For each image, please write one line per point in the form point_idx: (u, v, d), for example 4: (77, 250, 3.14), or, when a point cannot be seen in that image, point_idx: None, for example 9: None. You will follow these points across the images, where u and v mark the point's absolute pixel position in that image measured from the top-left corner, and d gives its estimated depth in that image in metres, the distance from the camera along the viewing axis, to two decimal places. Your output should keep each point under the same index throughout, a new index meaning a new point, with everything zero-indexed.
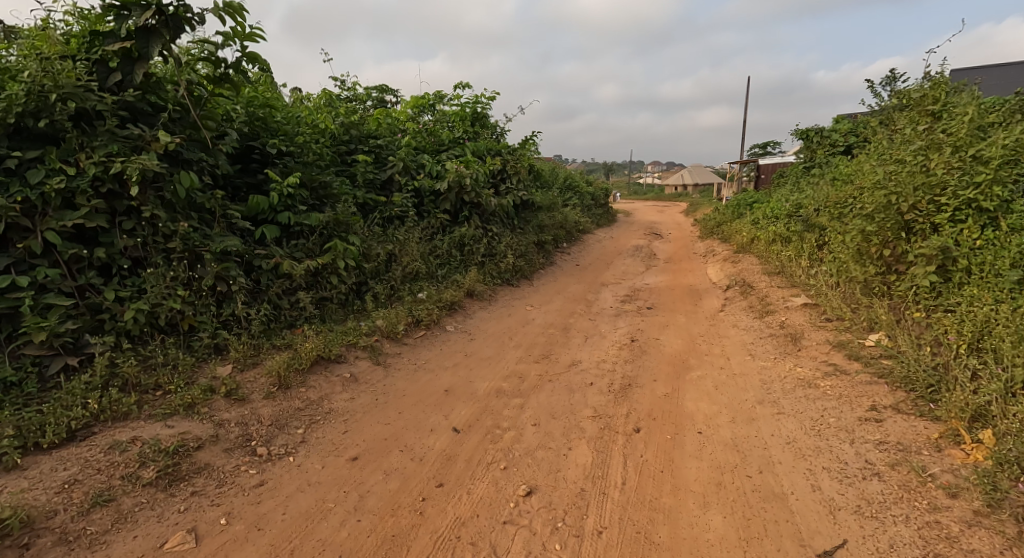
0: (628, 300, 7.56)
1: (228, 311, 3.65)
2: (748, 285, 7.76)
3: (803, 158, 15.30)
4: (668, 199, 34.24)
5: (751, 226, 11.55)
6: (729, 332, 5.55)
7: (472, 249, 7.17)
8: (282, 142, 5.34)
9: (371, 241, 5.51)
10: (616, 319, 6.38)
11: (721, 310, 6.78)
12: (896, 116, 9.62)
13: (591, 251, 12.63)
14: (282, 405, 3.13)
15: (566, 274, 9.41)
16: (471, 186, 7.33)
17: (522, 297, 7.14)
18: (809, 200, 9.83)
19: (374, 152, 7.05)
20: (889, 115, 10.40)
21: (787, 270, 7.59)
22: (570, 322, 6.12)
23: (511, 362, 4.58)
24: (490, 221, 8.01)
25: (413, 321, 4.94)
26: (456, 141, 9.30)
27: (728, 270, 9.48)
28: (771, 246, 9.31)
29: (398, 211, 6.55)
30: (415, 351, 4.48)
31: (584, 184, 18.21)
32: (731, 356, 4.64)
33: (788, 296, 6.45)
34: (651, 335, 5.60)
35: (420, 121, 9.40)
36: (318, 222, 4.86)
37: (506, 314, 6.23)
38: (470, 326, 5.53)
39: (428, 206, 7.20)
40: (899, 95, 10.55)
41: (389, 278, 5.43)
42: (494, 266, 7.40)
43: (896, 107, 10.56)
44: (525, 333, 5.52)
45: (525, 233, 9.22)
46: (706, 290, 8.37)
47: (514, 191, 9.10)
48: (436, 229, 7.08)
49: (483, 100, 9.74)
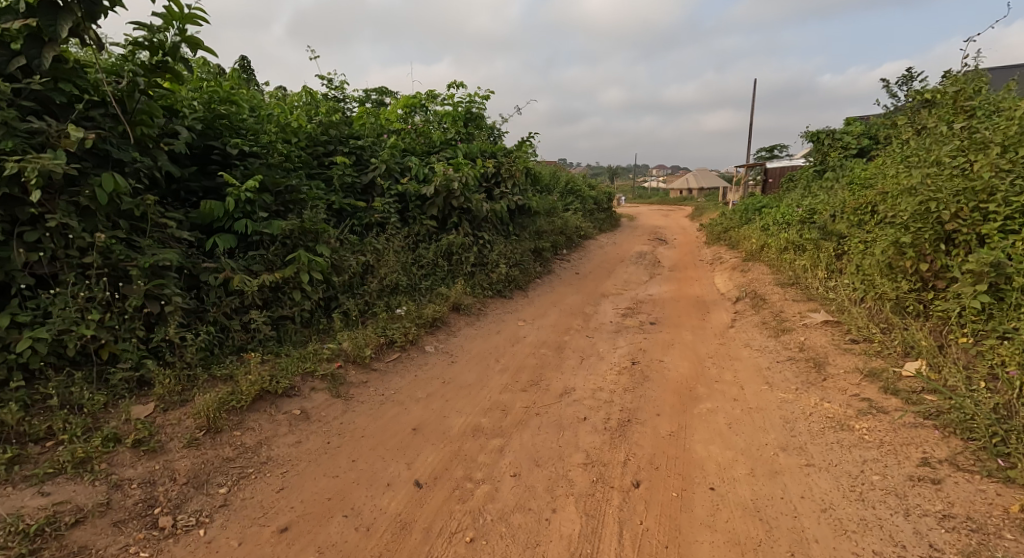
0: (629, 313, 7.02)
1: (159, 336, 3.12)
2: (760, 297, 7.19)
3: (813, 161, 14.71)
4: (673, 203, 33.65)
5: (761, 233, 10.98)
6: (742, 354, 4.99)
7: (460, 259, 6.64)
8: (247, 142, 4.85)
9: (345, 251, 4.99)
10: (617, 336, 5.84)
11: (731, 326, 6.22)
12: (917, 117, 9.05)
13: (591, 258, 12.08)
14: (207, 455, 2.61)
15: (565, 284, 8.88)
16: (459, 190, 6.81)
17: (515, 310, 6.61)
18: (823, 206, 9.24)
19: (356, 154, 6.55)
20: (908, 116, 9.83)
21: (803, 282, 7.02)
22: (566, 340, 5.57)
23: (495, 391, 4.04)
24: (482, 227, 7.49)
25: (387, 342, 4.41)
26: (448, 143, 8.79)
27: (737, 280, 8.91)
28: (783, 255, 8.73)
29: (379, 218, 6.04)
30: (386, 378, 3.95)
31: (586, 188, 17.68)
32: (745, 384, 4.08)
33: (805, 312, 5.89)
34: (655, 356, 5.05)
35: (411, 122, 8.92)
36: (280, 231, 4.34)
37: (495, 330, 5.69)
38: (454, 345, 4.99)
39: (414, 212, 6.68)
40: (918, 95, 9.97)
41: (364, 293, 4.90)
42: (484, 276, 6.87)
43: (915, 107, 9.98)
44: (514, 354, 4.98)
45: (521, 240, 8.69)
46: (714, 302, 7.80)
47: (509, 195, 8.57)
48: (422, 237, 6.56)
49: (477, 100, 9.24)
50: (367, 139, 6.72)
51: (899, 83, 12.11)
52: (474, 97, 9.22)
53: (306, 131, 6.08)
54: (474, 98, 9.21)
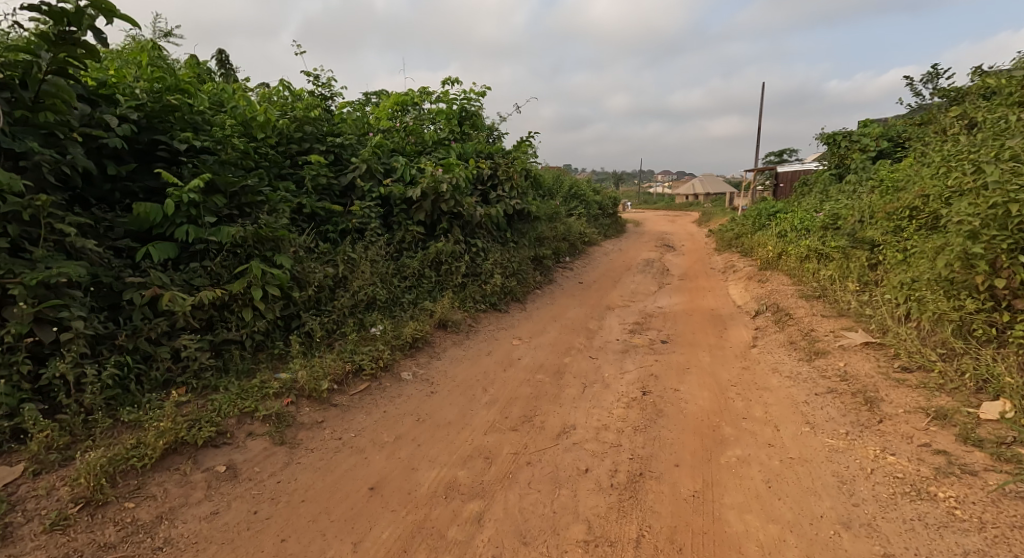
0: (637, 329, 6.33)
1: (46, 375, 2.46)
2: (783, 312, 6.49)
3: (829, 164, 14.02)
4: (680, 208, 33.00)
5: (777, 240, 10.27)
6: (771, 382, 4.30)
7: (450, 269, 6.00)
8: (199, 136, 4.22)
9: (312, 262, 4.35)
10: (624, 357, 5.16)
11: (753, 346, 5.53)
12: (949, 116, 8.43)
13: (596, 266, 11.38)
14: (77, 542, 2.00)
15: (567, 296, 8.20)
16: (449, 193, 6.18)
17: (510, 326, 5.95)
18: (848, 213, 8.53)
19: (334, 153, 5.92)
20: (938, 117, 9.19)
21: (830, 296, 6.32)
22: (566, 363, 4.89)
23: (480, 432, 3.38)
24: (476, 234, 6.85)
25: (354, 370, 3.75)
26: (440, 144, 8.17)
27: (754, 291, 8.21)
28: (805, 265, 8.03)
29: (358, 224, 5.41)
30: (348, 416, 3.29)
31: (590, 192, 17.01)
32: (780, 426, 3.40)
33: (838, 331, 5.21)
34: (669, 385, 4.37)
35: (401, 121, 8.30)
36: (229, 238, 3.69)
37: (486, 350, 5.03)
38: (437, 372, 4.32)
39: (399, 218, 6.04)
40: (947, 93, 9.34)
41: (332, 310, 4.26)
42: (477, 288, 6.24)
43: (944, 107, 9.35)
44: (506, 381, 4.32)
45: (519, 248, 8.02)
46: (731, 316, 7.12)
47: (506, 199, 7.93)
48: (407, 246, 5.93)
49: (473, 98, 8.62)
50: (349, 137, 6.10)
51: (922, 81, 11.42)
52: (469, 94, 8.61)
53: (277, 127, 5.46)
54: (469, 95, 8.60)
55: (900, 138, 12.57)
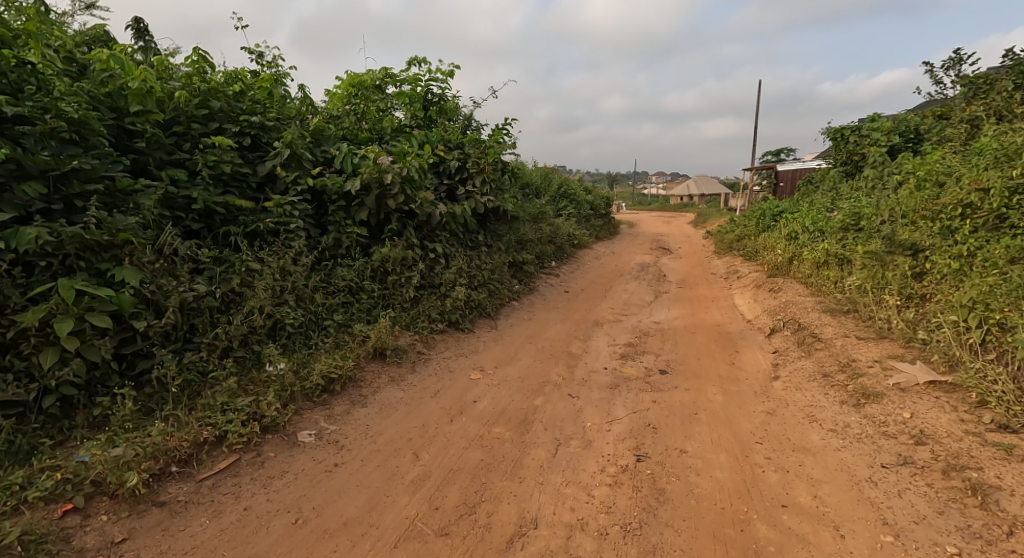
0: (630, 354, 5.20)
1: None
2: (807, 332, 5.38)
3: (835, 162, 13.01)
4: (675, 209, 32.00)
5: (785, 243, 9.16)
6: (811, 440, 3.16)
7: (398, 281, 4.89)
8: (20, 101, 3.03)
9: (187, 275, 3.18)
10: (612, 397, 4.01)
11: (774, 381, 4.41)
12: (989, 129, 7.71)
13: (584, 272, 10.24)
14: None
15: (549, 309, 7.05)
16: (399, 187, 5.04)
17: (471, 352, 4.82)
18: (872, 214, 7.45)
19: (252, 135, 4.72)
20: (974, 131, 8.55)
21: (866, 314, 5.25)
22: (536, 408, 3.73)
23: (388, 543, 2.24)
24: (436, 237, 5.71)
25: (216, 437, 2.58)
26: (401, 132, 6.99)
27: (765, 303, 7.10)
28: (825, 273, 6.96)
29: (274, 224, 4.23)
30: (180, 524, 2.15)
31: (580, 191, 15.85)
32: (844, 530, 2.31)
33: (884, 361, 4.12)
34: (671, 442, 3.23)
35: (355, 105, 7.10)
36: (29, 244, 2.53)
37: (433, 389, 3.87)
38: (353, 427, 3.14)
39: (334, 218, 4.87)
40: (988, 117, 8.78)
41: (206, 344, 3.08)
42: (432, 303, 5.11)
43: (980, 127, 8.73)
44: (450, 439, 3.15)
45: (493, 254, 6.86)
46: (740, 334, 6.03)
47: (477, 196, 6.77)
48: (341, 253, 4.77)
49: (441, 79, 7.45)
50: (272, 116, 4.93)
51: (941, 68, 10.48)
52: (435, 75, 7.44)
53: (171, 101, 4.27)
54: (435, 76, 7.42)
55: (914, 132, 11.56)
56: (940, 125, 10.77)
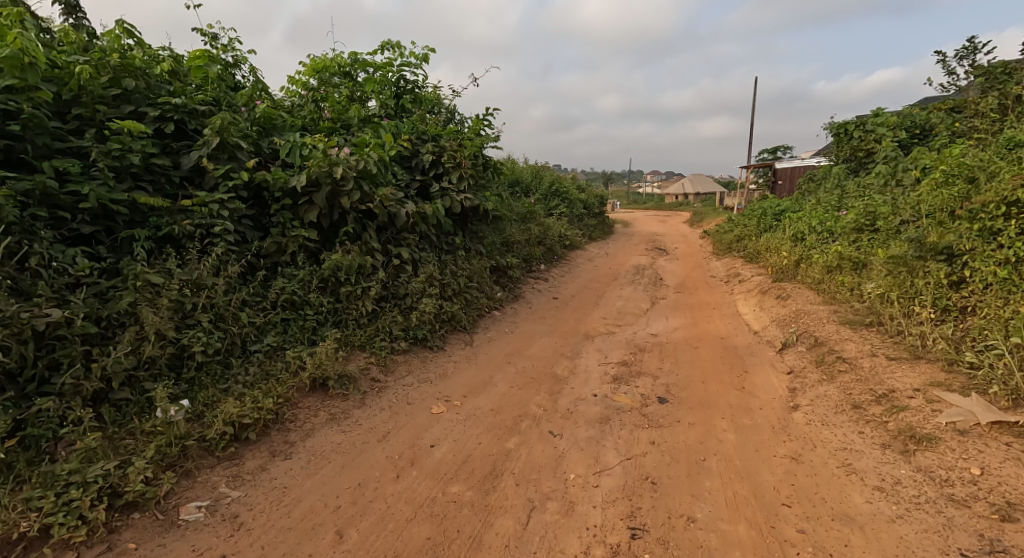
0: (624, 376, 4.51)
1: None
2: (826, 350, 4.72)
3: (838, 158, 12.34)
4: (669, 209, 31.32)
5: (791, 244, 8.49)
6: (853, 505, 2.50)
7: (353, 293, 4.18)
8: None
9: (50, 297, 2.48)
10: (602, 437, 3.33)
11: (793, 412, 3.73)
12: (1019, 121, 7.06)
13: (575, 276, 9.53)
14: None
15: (534, 319, 6.35)
16: (354, 183, 4.32)
17: (439, 377, 4.13)
18: (890, 214, 6.81)
19: (177, 121, 3.95)
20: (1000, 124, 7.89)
21: (895, 329, 4.60)
22: (507, 455, 3.05)
23: None
24: (403, 241, 5.01)
25: (41, 529, 1.94)
26: (368, 122, 6.26)
27: (773, 312, 6.42)
28: (839, 279, 6.31)
29: (195, 228, 3.50)
30: None
31: (573, 189, 15.11)
32: None
33: (928, 389, 3.47)
34: (674, 506, 2.57)
35: (316, 92, 6.34)
36: None
37: (383, 430, 3.16)
38: (265, 491, 2.43)
39: (277, 220, 4.14)
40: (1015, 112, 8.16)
41: (70, 387, 2.37)
42: (395, 318, 4.40)
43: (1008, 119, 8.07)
44: (390, 507, 2.44)
45: (471, 259, 6.14)
46: (747, 350, 5.35)
47: (453, 194, 6.05)
48: (284, 261, 4.06)
49: (414, 65, 6.70)
50: (203, 99, 4.17)
51: (955, 58, 9.85)
52: (408, 60, 6.68)
53: (68, 79, 3.52)
54: (409, 61, 6.68)
55: (921, 127, 10.92)
56: (952, 119, 10.14)
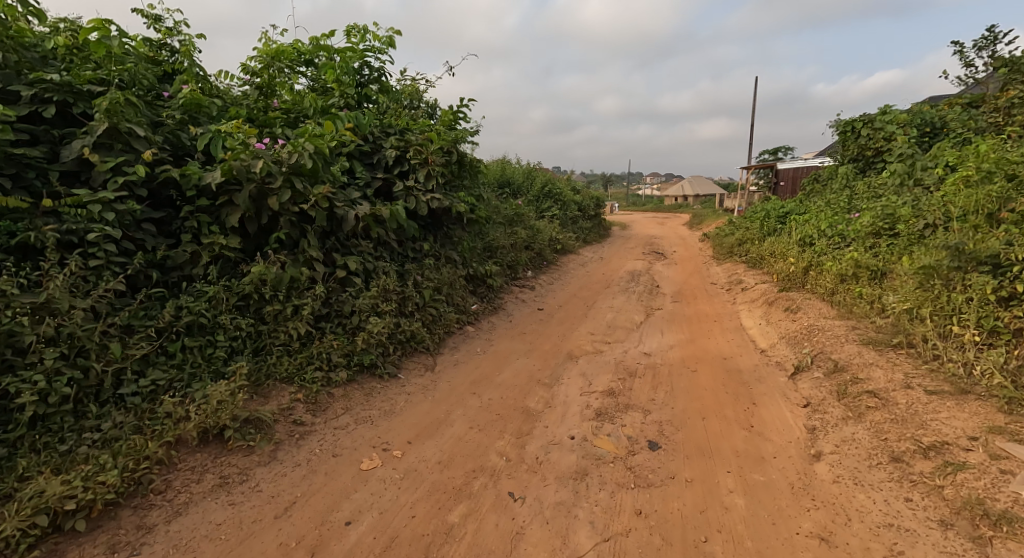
0: (609, 409, 3.78)
1: None
2: (849, 379, 4.00)
3: (845, 157, 11.63)
4: (668, 210, 30.63)
5: (799, 249, 7.76)
6: None
7: (281, 314, 3.47)
8: None
9: None
10: (576, 504, 2.63)
11: (816, 463, 3.02)
12: None
13: (564, 283, 8.80)
14: None
15: (512, 335, 5.63)
16: (285, 180, 3.59)
17: (384, 415, 3.41)
18: (912, 217, 6.09)
19: (59, 103, 3.23)
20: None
21: (932, 355, 3.88)
22: (447, 536, 2.36)
23: None
24: (353, 249, 4.29)
25: None
26: (326, 112, 5.53)
27: (781, 327, 5.69)
28: (856, 290, 5.59)
29: (62, 236, 2.78)
30: None
31: (566, 190, 14.37)
32: None
33: (989, 438, 2.77)
34: None
35: (266, 79, 5.62)
36: None
37: (292, 498, 2.46)
38: None
39: (187, 225, 3.42)
40: None
41: None
42: (336, 342, 3.68)
43: None
44: None
45: (441, 268, 5.41)
46: (754, 374, 4.62)
47: (419, 194, 5.33)
48: (195, 274, 3.34)
49: (379, 50, 5.96)
50: (99, 79, 3.44)
51: (973, 49, 9.15)
52: (372, 44, 5.96)
53: None
54: (372, 45, 5.95)
55: (934, 125, 10.23)
56: (970, 114, 9.44)
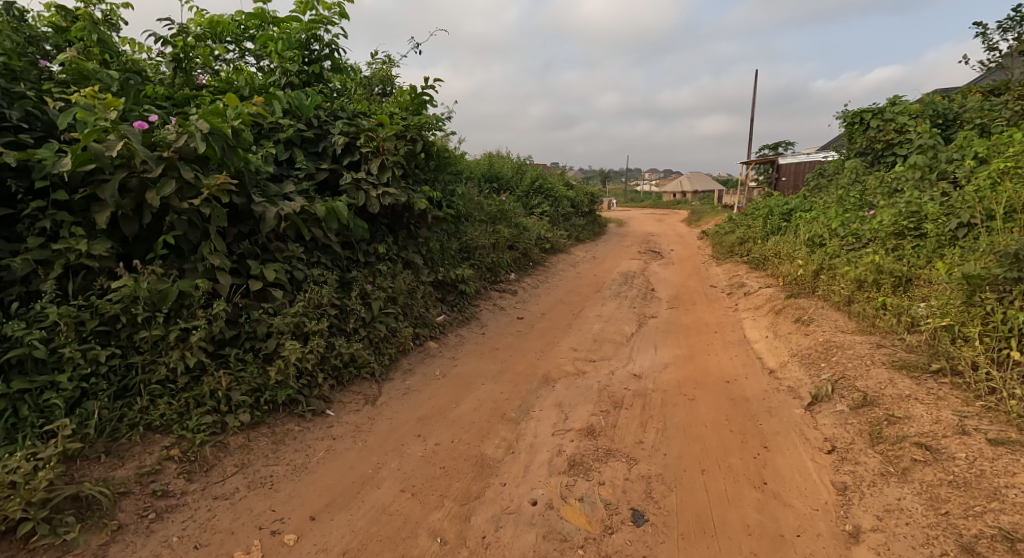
0: (586, 457, 3.01)
1: None
2: (881, 415, 3.23)
3: (852, 150, 10.84)
4: (665, 207, 29.87)
5: (807, 250, 6.99)
6: None
7: (159, 343, 2.68)
8: None
9: None
10: None
11: (855, 548, 2.30)
12: None
13: (550, 286, 8.01)
14: None
15: (482, 352, 4.84)
16: (168, 170, 2.80)
17: (293, 473, 2.65)
18: (941, 215, 5.33)
19: None
20: None
21: (989, 389, 3.12)
22: None
23: None
24: (274, 254, 3.48)
25: None
26: (265, 91, 4.70)
27: (792, 342, 4.92)
28: (878, 298, 4.82)
29: None
30: None
31: (559, 186, 13.58)
32: None
33: None
34: None
35: (184, 47, 4.53)
36: None
37: None
38: None
39: (35, 227, 2.63)
40: None
41: None
42: (239, 375, 2.90)
43: None
44: None
45: (397, 274, 4.61)
46: (765, 403, 3.85)
47: (370, 187, 4.53)
48: (41, 291, 2.54)
49: (330, 20, 5.16)
50: None
51: (997, 31, 8.36)
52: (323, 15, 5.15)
53: None
54: (323, 16, 5.15)
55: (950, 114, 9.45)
56: (992, 103, 8.66)
